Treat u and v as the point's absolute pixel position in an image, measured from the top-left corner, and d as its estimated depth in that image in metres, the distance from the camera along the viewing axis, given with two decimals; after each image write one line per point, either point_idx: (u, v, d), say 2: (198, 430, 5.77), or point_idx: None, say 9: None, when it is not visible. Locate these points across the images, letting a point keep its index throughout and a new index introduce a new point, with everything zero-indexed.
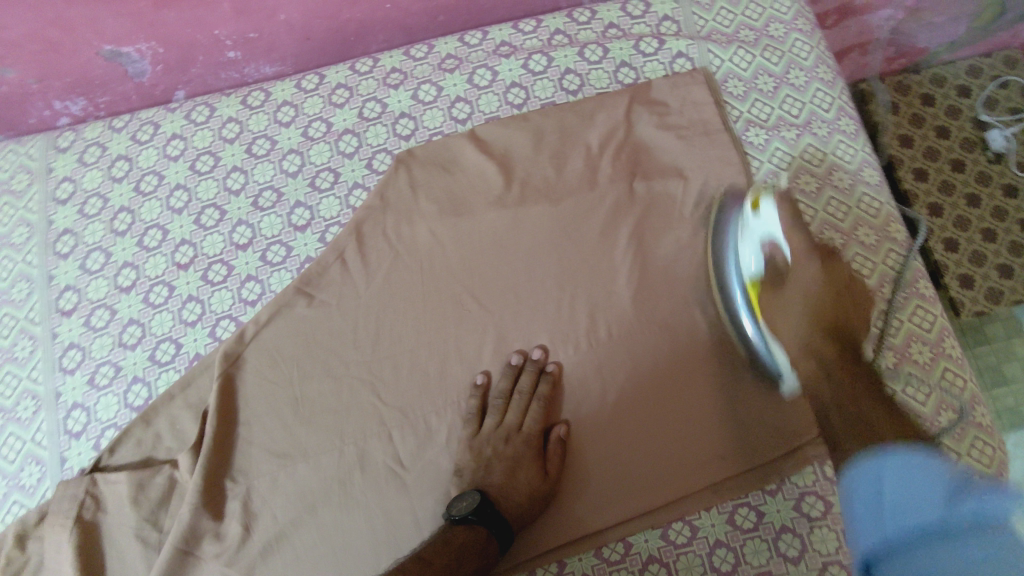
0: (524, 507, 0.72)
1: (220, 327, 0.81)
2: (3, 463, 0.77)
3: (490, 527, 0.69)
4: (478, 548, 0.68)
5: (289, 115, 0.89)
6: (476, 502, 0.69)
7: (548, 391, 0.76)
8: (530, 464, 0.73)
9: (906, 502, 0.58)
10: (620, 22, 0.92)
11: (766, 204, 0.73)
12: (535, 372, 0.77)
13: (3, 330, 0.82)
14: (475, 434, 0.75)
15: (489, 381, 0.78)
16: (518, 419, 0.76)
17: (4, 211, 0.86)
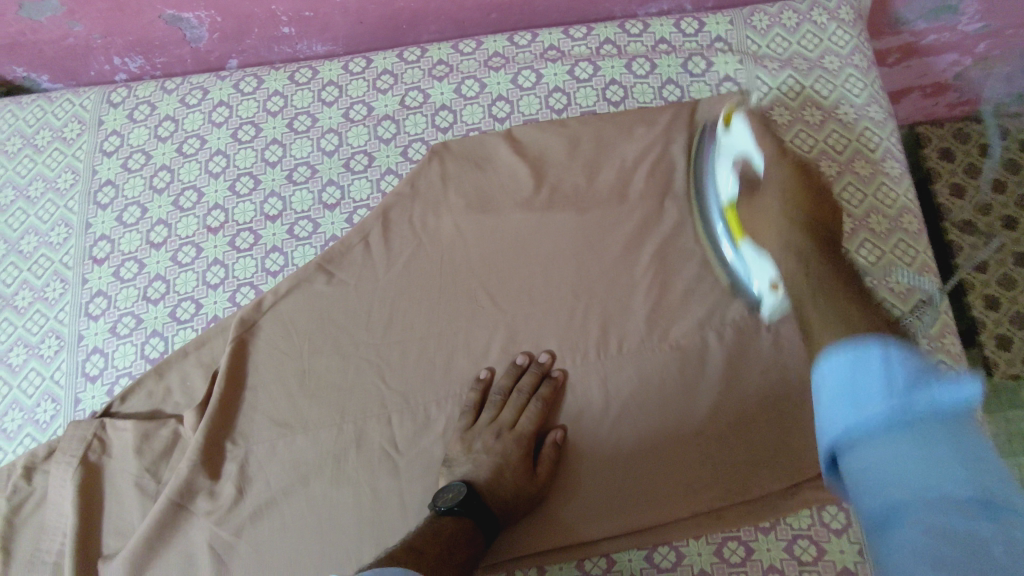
0: (510, 505, 0.72)
1: (240, 293, 0.83)
2: (22, 396, 0.81)
3: (476, 518, 0.69)
4: (466, 538, 0.68)
5: (333, 95, 0.90)
6: (463, 493, 0.70)
7: (549, 394, 0.76)
8: (519, 464, 0.73)
9: (859, 387, 0.45)
10: (671, 38, 0.91)
11: (735, 121, 0.76)
12: (539, 374, 0.77)
13: (38, 270, 0.85)
14: (469, 427, 0.76)
15: (492, 377, 0.79)
16: (514, 416, 0.76)
17: (53, 156, 0.89)
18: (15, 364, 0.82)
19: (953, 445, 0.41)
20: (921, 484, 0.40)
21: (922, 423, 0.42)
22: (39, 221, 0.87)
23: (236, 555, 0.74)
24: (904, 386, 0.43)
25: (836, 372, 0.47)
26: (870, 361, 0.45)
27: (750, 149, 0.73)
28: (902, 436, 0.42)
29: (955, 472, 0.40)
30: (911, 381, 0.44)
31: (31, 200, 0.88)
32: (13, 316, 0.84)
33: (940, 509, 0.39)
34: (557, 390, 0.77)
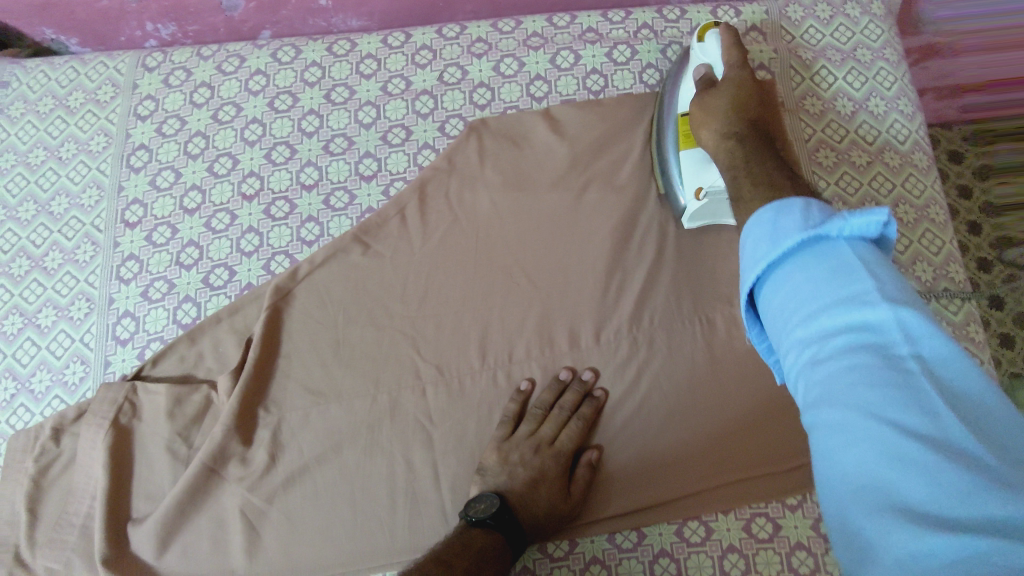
0: (543, 519, 0.71)
1: (275, 261, 0.83)
2: (50, 357, 0.80)
3: (506, 534, 0.68)
4: (495, 554, 0.66)
5: (371, 68, 0.90)
6: (496, 506, 0.68)
7: (590, 415, 0.75)
8: (556, 478, 0.72)
9: (747, 252, 0.44)
10: (708, 26, 0.92)
11: (710, 35, 0.77)
12: (581, 393, 0.76)
13: (69, 232, 0.84)
14: (507, 438, 0.74)
15: (532, 390, 0.78)
16: (553, 432, 0.75)
17: (86, 118, 0.89)
18: (44, 325, 0.81)
19: (879, 276, 0.39)
20: (851, 394, 0.36)
21: (827, 247, 0.41)
22: (71, 182, 0.86)
23: (268, 522, 0.73)
24: (823, 220, 0.42)
25: (758, 213, 0.45)
26: (792, 211, 0.43)
27: (712, 62, 0.76)
28: (822, 330, 0.39)
29: (855, 288, 0.39)
30: (827, 215, 0.42)
31: (62, 161, 0.87)
32: (43, 277, 0.83)
33: (852, 345, 0.37)
34: (599, 411, 0.76)
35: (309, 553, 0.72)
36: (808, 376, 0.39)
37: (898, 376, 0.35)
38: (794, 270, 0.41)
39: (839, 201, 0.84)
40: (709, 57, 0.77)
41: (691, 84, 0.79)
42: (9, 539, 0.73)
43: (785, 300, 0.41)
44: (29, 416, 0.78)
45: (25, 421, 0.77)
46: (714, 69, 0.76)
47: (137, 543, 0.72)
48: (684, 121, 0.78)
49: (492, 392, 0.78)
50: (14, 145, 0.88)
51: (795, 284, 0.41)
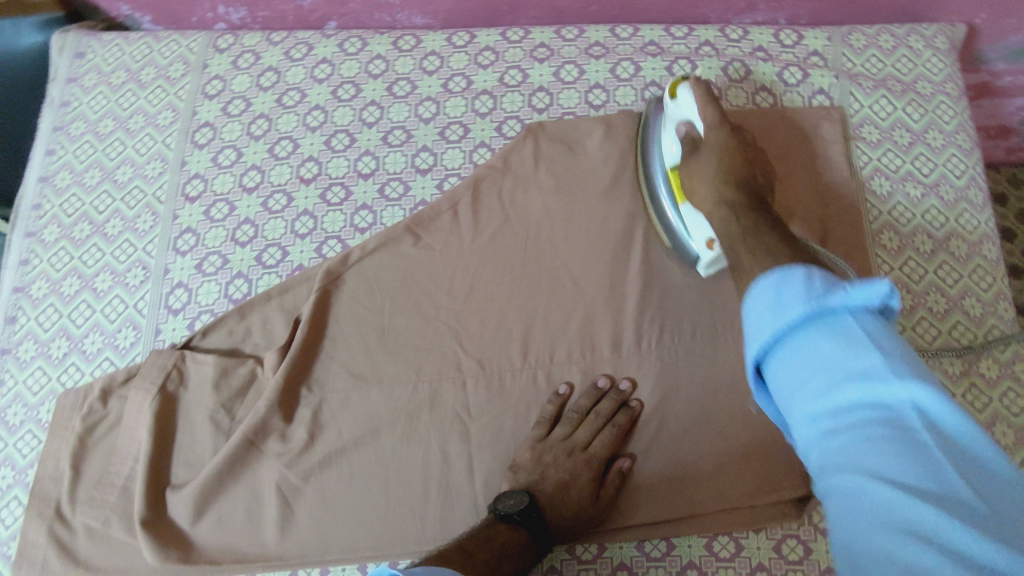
0: (571, 522, 0.72)
1: (327, 245, 0.84)
2: (104, 321, 0.82)
3: (531, 531, 0.69)
4: (517, 550, 0.68)
5: (434, 65, 0.92)
6: (524, 504, 0.69)
7: (625, 424, 0.75)
8: (586, 484, 0.72)
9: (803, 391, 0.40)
10: (769, 47, 0.93)
11: (682, 90, 0.78)
12: (618, 402, 0.76)
13: (131, 201, 0.86)
14: (542, 438, 0.75)
15: (569, 395, 0.78)
16: (588, 437, 0.75)
17: (155, 93, 0.91)
18: (100, 289, 0.83)
19: (887, 350, 0.39)
20: (868, 520, 0.35)
21: (835, 313, 0.41)
22: (136, 153, 0.88)
23: (302, 500, 0.74)
24: (856, 341, 0.39)
25: (767, 276, 0.45)
26: (824, 330, 0.41)
27: (692, 116, 0.76)
28: (843, 406, 0.39)
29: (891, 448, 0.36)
30: (879, 335, 0.39)
31: (130, 133, 0.90)
32: (103, 242, 0.85)
33: (882, 437, 0.37)
34: (634, 421, 0.76)
35: (340, 534, 0.73)
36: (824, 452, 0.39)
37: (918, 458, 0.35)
38: (810, 347, 0.41)
39: (890, 230, 0.84)
40: (687, 118, 0.77)
41: (671, 138, 0.79)
42: (51, 494, 0.74)
43: (790, 376, 0.41)
44: (79, 375, 0.80)
45: (74, 380, 0.79)
46: (694, 125, 0.76)
47: (173, 509, 0.74)
48: (675, 168, 0.78)
49: (531, 390, 0.78)
50: (85, 113, 0.91)
51: (803, 357, 0.41)
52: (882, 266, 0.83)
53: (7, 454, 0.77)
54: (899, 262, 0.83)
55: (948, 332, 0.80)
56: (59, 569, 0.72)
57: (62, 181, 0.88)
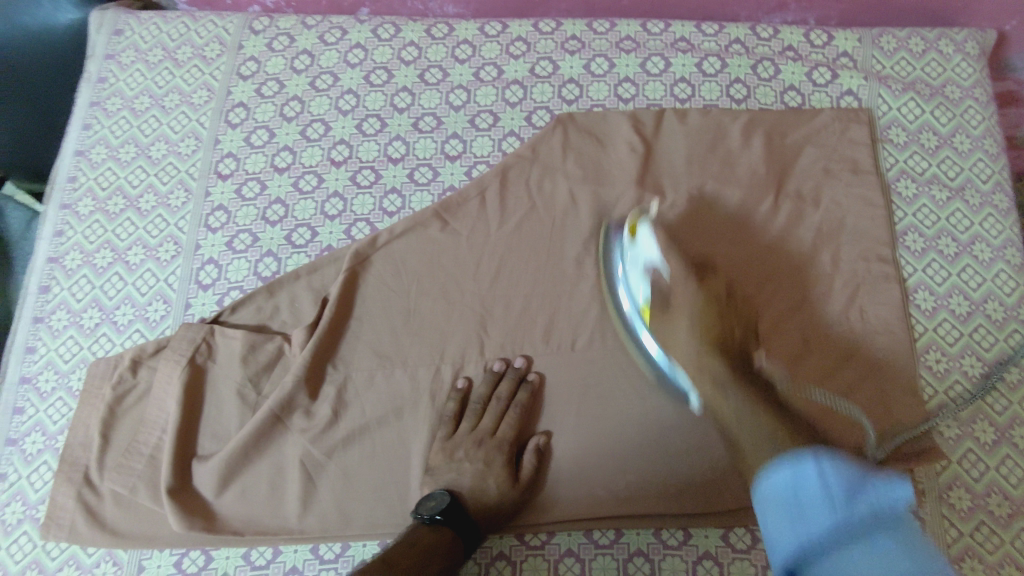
0: (497, 509, 0.73)
1: (356, 227, 0.85)
2: (135, 293, 0.83)
3: (455, 528, 0.69)
4: (446, 547, 0.67)
5: (466, 54, 0.93)
6: (443, 502, 0.70)
7: (526, 400, 0.77)
8: (502, 469, 0.73)
9: (799, 525, 0.54)
10: (799, 47, 0.93)
11: (641, 230, 0.81)
12: (516, 379, 0.78)
13: (165, 177, 0.88)
14: (449, 436, 0.75)
15: (470, 385, 0.79)
16: (493, 423, 0.76)
17: (191, 72, 0.92)
18: (132, 262, 0.84)
19: (840, 486, 0.53)
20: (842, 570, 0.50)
21: (803, 467, 0.56)
22: (171, 130, 0.90)
23: (324, 476, 0.75)
24: (844, 494, 0.53)
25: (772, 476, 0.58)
26: (807, 473, 0.55)
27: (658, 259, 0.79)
28: (844, 551, 0.50)
29: (810, 528, 0.53)
30: (849, 488, 0.53)
31: (165, 110, 0.91)
32: (136, 217, 0.86)
33: (854, 547, 0.50)
34: (535, 395, 0.78)
35: (361, 510, 0.74)
36: (840, 567, 0.50)
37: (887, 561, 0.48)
38: (835, 553, 0.51)
39: (914, 232, 0.85)
40: (651, 260, 0.79)
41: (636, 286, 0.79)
42: (80, 460, 0.76)
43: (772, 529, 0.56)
44: (110, 346, 0.81)
45: (105, 350, 0.81)
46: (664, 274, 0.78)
47: (199, 479, 0.75)
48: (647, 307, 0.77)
49: (554, 374, 0.79)
50: (122, 89, 0.92)
51: (776, 512, 0.56)
52: (904, 267, 0.83)
53: (37, 420, 0.78)
54: (922, 264, 0.83)
55: (969, 334, 0.80)
56: (86, 534, 0.73)
57: (98, 155, 0.89)
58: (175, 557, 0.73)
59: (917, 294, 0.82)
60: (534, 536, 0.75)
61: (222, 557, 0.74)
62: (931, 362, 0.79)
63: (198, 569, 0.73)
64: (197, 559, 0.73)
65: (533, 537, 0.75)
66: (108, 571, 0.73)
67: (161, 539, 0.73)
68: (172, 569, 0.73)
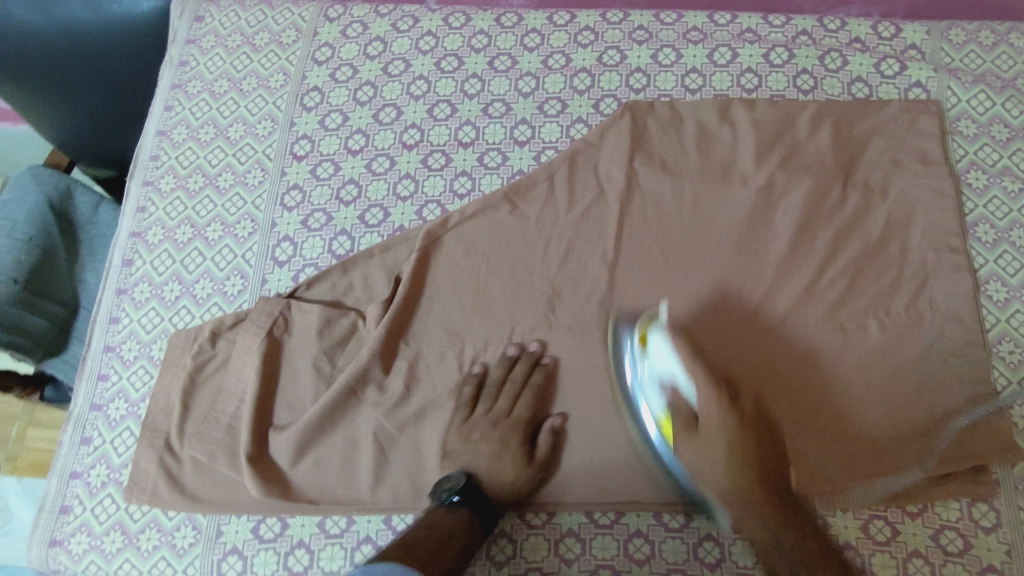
0: (514, 491, 0.73)
1: (427, 209, 0.87)
2: (214, 268, 0.86)
3: (472, 509, 0.71)
4: (463, 529, 0.69)
5: (535, 42, 0.95)
6: (458, 484, 0.72)
7: (541, 381, 0.78)
8: (517, 449, 0.74)
9: None
10: (866, 39, 0.93)
11: (654, 336, 0.74)
12: (531, 362, 0.79)
13: (242, 157, 0.91)
14: (466, 417, 0.76)
15: (486, 369, 0.80)
16: (509, 404, 0.77)
17: (268, 57, 0.95)
18: (211, 238, 0.87)
19: None
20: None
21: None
22: (248, 113, 0.93)
23: (397, 448, 0.77)
24: None
25: None
26: None
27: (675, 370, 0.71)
28: None
29: None
30: None
31: (243, 93, 0.94)
32: (215, 195, 0.89)
33: None
34: (551, 377, 0.79)
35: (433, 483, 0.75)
36: None
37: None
38: None
39: (985, 224, 0.84)
40: (667, 373, 0.72)
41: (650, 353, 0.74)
42: (162, 426, 0.78)
43: None
44: (190, 318, 0.84)
45: (185, 322, 0.83)
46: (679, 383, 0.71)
47: (275, 448, 0.77)
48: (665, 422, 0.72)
49: (613, 354, 0.79)
50: (201, 73, 0.96)
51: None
52: (976, 258, 0.83)
53: (121, 387, 0.81)
54: (994, 255, 0.83)
55: None
56: (167, 497, 0.75)
57: (179, 135, 0.93)
58: (251, 523, 0.75)
59: (989, 286, 0.82)
60: (603, 515, 0.75)
61: (297, 525, 0.75)
62: (1005, 354, 0.79)
63: (274, 535, 0.75)
64: (274, 526, 0.75)
65: (601, 516, 0.75)
66: (188, 534, 0.75)
67: (239, 505, 0.75)
68: (249, 534, 0.75)
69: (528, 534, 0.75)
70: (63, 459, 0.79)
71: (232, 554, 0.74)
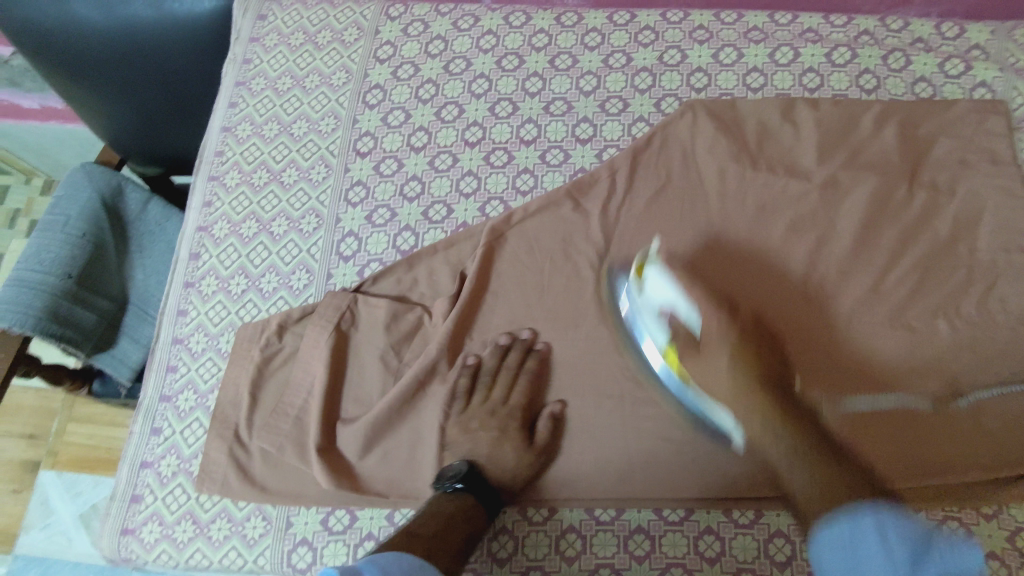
0: (513, 479, 0.73)
1: (490, 206, 0.88)
2: (279, 262, 0.86)
3: (476, 494, 0.69)
4: (470, 513, 0.67)
5: (596, 41, 0.95)
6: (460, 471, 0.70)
7: (535, 367, 0.78)
8: (517, 435, 0.74)
9: None
10: (929, 39, 0.93)
11: (651, 272, 0.76)
12: (523, 350, 0.79)
13: (306, 153, 0.92)
14: (464, 409, 0.76)
15: (477, 360, 0.79)
16: (503, 394, 0.76)
17: (331, 55, 0.97)
18: (276, 233, 0.88)
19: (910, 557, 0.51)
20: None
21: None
22: (312, 110, 0.94)
23: None
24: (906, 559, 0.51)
25: (830, 534, 0.55)
26: (869, 535, 0.53)
27: (675, 297, 0.73)
28: None
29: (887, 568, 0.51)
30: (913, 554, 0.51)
31: (306, 90, 0.95)
32: (280, 190, 0.90)
33: None
34: (543, 364, 0.79)
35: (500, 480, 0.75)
36: None
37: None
38: None
39: None
40: (665, 301, 0.74)
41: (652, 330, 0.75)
42: (231, 418, 0.79)
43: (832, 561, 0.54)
44: (256, 311, 0.85)
45: (252, 315, 0.84)
46: (677, 310, 0.73)
47: (345, 441, 0.77)
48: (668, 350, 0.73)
49: None
50: (265, 71, 0.97)
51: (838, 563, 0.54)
52: None
53: (189, 379, 0.83)
54: None
55: None
56: (237, 488, 0.76)
57: (244, 131, 0.94)
58: (320, 515, 0.76)
59: None
60: (673, 512, 0.74)
61: (366, 518, 0.75)
62: None
63: (344, 527, 0.75)
64: (343, 517, 0.76)
65: (671, 513, 0.74)
66: (258, 525, 0.76)
67: (309, 497, 0.75)
68: (319, 526, 0.75)
69: (597, 530, 0.75)
70: (134, 449, 0.81)
71: (302, 545, 0.75)
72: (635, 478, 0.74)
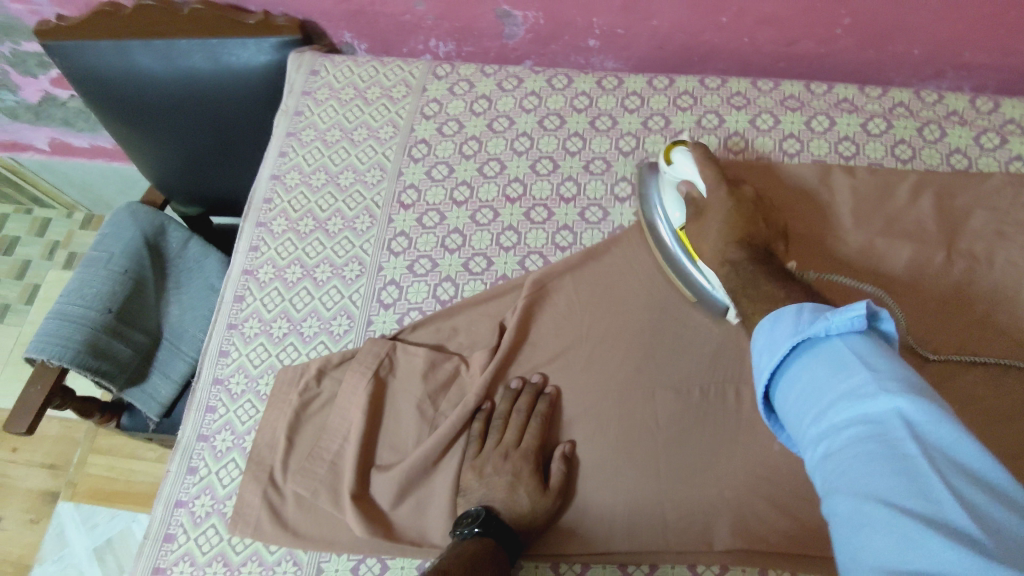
0: (533, 521, 0.72)
1: (529, 259, 0.89)
2: (321, 307, 0.89)
3: (496, 538, 0.69)
4: (493, 555, 0.66)
5: (635, 104, 0.98)
6: (477, 517, 0.71)
7: (546, 410, 0.79)
8: (530, 477, 0.74)
9: (811, 387, 0.50)
10: (964, 112, 0.95)
11: (678, 154, 0.83)
12: (534, 393, 0.80)
13: (352, 204, 0.95)
14: (478, 453, 0.77)
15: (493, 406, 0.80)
16: (517, 436, 0.77)
17: (379, 110, 1.01)
18: (319, 279, 0.91)
19: (868, 369, 0.47)
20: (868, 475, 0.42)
21: (821, 348, 0.51)
22: (359, 161, 0.98)
23: None
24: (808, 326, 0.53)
25: (763, 323, 0.58)
26: (786, 317, 0.56)
27: (693, 175, 0.81)
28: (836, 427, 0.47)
29: (855, 381, 0.47)
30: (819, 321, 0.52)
31: (354, 143, 0.99)
32: (325, 237, 0.93)
33: (858, 429, 0.45)
34: (554, 409, 0.80)
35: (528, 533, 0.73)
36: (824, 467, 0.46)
37: (894, 455, 0.42)
38: (817, 385, 0.50)
39: None
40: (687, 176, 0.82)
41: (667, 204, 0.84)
42: (267, 460, 0.80)
43: (795, 399, 0.51)
44: (297, 354, 0.86)
45: (292, 358, 0.86)
46: (695, 184, 0.81)
47: (378, 488, 0.77)
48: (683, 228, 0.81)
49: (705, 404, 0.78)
50: (316, 123, 1.02)
51: (802, 388, 0.51)
52: None
53: (227, 419, 0.84)
54: None
55: None
56: (270, 532, 0.76)
57: (292, 180, 0.98)
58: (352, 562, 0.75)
59: None
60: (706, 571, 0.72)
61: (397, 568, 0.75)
62: None
63: None
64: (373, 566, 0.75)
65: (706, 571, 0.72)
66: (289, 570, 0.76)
67: (341, 545, 0.75)
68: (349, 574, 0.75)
69: None
70: (169, 488, 0.82)
71: None
72: (670, 536, 0.72)
